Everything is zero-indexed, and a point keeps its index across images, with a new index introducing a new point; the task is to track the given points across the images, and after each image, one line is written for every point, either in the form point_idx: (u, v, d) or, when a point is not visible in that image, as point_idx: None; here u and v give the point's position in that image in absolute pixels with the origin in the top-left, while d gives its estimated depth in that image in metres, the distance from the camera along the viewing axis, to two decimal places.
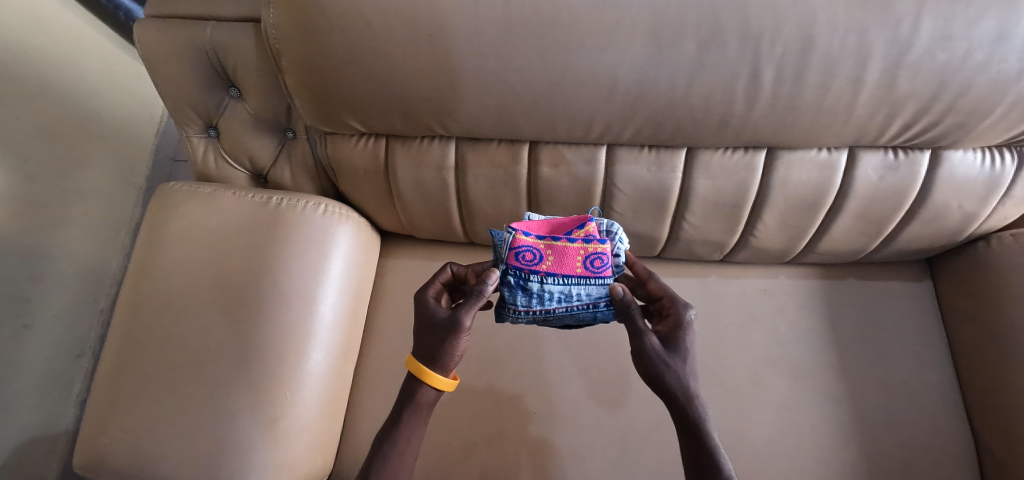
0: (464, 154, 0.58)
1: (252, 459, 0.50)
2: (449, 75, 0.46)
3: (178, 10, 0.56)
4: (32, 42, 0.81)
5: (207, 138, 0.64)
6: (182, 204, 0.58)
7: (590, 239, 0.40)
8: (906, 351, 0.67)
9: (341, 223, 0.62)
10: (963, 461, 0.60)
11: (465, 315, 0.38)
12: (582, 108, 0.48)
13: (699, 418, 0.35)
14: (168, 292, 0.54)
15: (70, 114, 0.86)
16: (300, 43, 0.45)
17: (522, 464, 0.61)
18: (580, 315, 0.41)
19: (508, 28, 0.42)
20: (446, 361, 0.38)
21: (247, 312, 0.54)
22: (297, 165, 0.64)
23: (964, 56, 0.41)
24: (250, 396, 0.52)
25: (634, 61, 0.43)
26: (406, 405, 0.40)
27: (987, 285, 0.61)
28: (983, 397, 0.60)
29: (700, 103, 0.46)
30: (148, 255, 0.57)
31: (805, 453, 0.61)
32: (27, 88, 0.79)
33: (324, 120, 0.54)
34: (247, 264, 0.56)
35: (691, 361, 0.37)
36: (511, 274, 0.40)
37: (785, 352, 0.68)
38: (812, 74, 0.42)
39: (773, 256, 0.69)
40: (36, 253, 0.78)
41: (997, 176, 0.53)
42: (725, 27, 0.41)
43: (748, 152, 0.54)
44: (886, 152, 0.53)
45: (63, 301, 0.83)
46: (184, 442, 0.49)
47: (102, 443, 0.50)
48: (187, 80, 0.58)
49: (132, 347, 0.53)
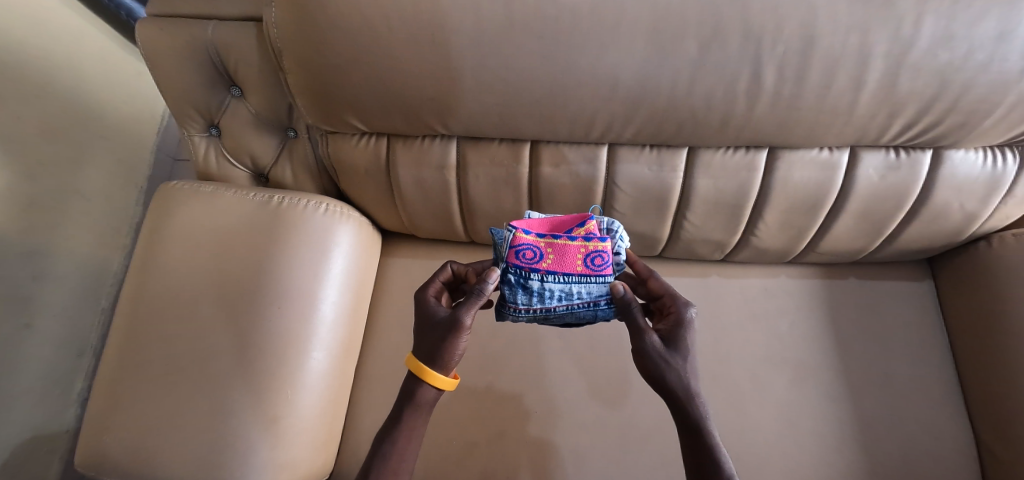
0: (465, 152, 0.58)
1: (252, 458, 0.50)
2: (451, 74, 0.46)
3: (180, 9, 0.56)
4: (32, 41, 0.80)
5: (208, 137, 0.64)
6: (184, 203, 0.58)
7: (591, 238, 0.40)
8: (906, 350, 0.67)
9: (342, 222, 0.62)
10: (964, 461, 0.60)
11: (465, 314, 0.38)
12: (583, 108, 0.48)
13: (699, 417, 0.35)
14: (169, 291, 0.54)
15: (70, 113, 0.85)
16: (302, 42, 0.45)
17: (522, 463, 0.61)
18: (581, 313, 0.41)
19: (509, 28, 0.42)
20: (446, 360, 0.38)
21: (248, 311, 0.54)
22: (298, 164, 0.64)
23: (965, 56, 0.41)
24: (251, 395, 0.52)
25: (636, 60, 0.43)
26: (407, 404, 0.40)
27: (988, 285, 0.61)
28: (984, 397, 0.60)
29: (701, 102, 0.46)
30: (149, 254, 0.57)
31: (806, 453, 0.61)
32: (27, 88, 0.78)
33: (325, 118, 0.54)
34: (248, 263, 0.56)
35: (692, 360, 0.37)
36: (511, 272, 0.40)
37: (786, 352, 0.68)
38: (813, 73, 0.42)
39: (774, 256, 0.69)
40: (38, 252, 0.78)
41: (998, 175, 0.53)
42: (727, 27, 0.41)
43: (749, 151, 0.54)
44: (887, 152, 0.53)
45: (65, 300, 0.84)
46: (185, 441, 0.49)
47: (103, 441, 0.50)
48: (188, 79, 0.58)
49: (133, 346, 0.53)
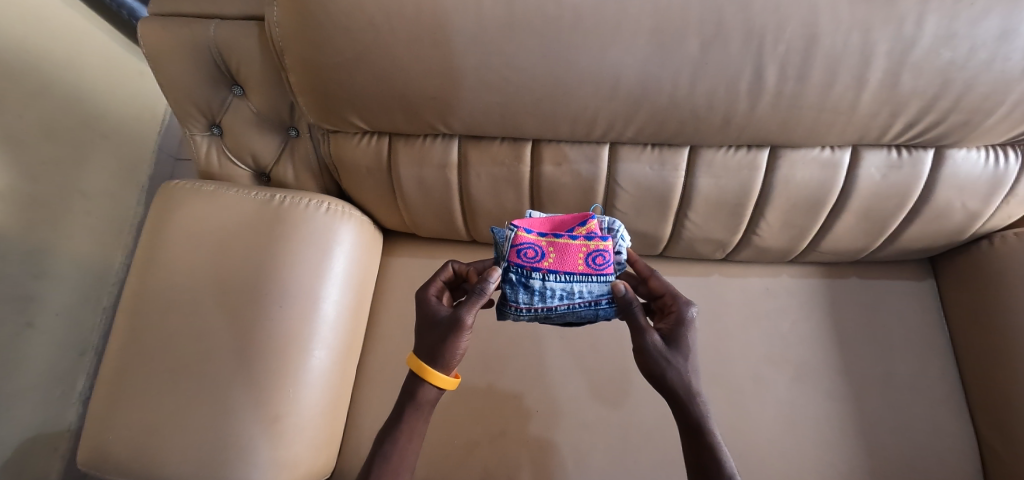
0: (466, 152, 0.58)
1: (254, 456, 0.50)
2: (453, 73, 0.46)
3: (182, 8, 0.56)
4: (36, 41, 0.80)
5: (210, 136, 0.64)
6: (186, 202, 0.58)
7: (592, 237, 0.40)
8: (908, 350, 0.67)
9: (344, 221, 0.62)
10: (965, 460, 0.60)
11: (467, 313, 0.38)
12: (584, 107, 0.48)
13: (701, 417, 0.35)
14: (171, 290, 0.54)
15: (73, 113, 0.85)
16: (304, 41, 0.45)
17: (523, 462, 0.62)
18: (582, 313, 0.41)
19: (511, 27, 0.42)
20: (447, 359, 0.38)
21: (249, 310, 0.54)
22: (299, 163, 0.64)
23: (968, 55, 0.40)
24: (252, 393, 0.52)
25: (638, 59, 0.43)
26: (408, 404, 0.40)
27: (990, 285, 0.61)
28: (986, 396, 0.60)
29: (703, 101, 0.46)
30: (151, 252, 0.57)
31: (807, 452, 0.61)
32: (31, 88, 0.78)
33: (327, 118, 0.54)
34: (250, 262, 0.56)
35: (693, 359, 0.37)
36: (513, 271, 0.40)
37: (787, 351, 0.68)
38: (816, 72, 0.42)
39: (775, 255, 0.69)
40: (40, 251, 0.79)
41: (1001, 174, 0.53)
42: (728, 26, 0.41)
43: (751, 150, 0.54)
44: (890, 151, 0.53)
45: (68, 298, 0.84)
46: (187, 440, 0.49)
47: (105, 439, 0.50)
48: (190, 78, 0.58)
49: (135, 344, 0.53)
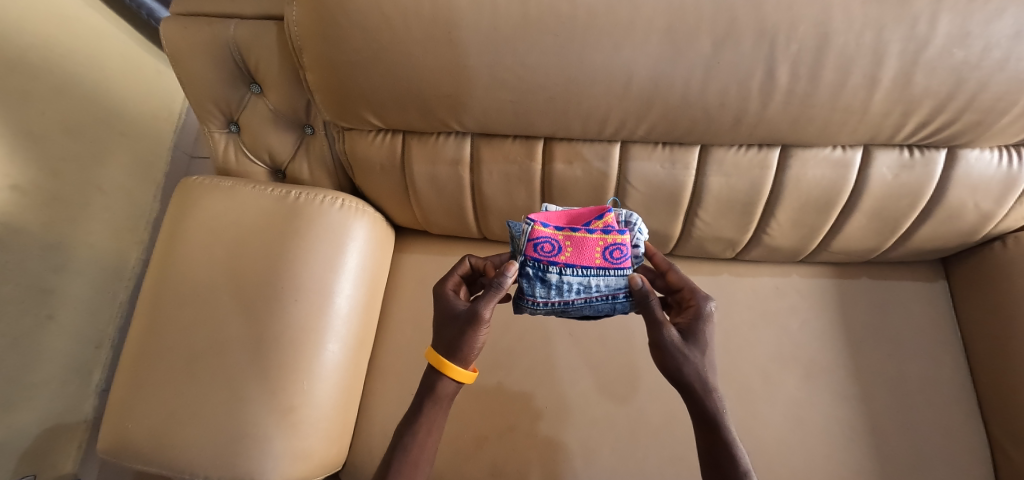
0: (478, 149, 0.59)
1: (269, 447, 0.51)
2: (466, 72, 0.47)
3: (203, 10, 0.58)
4: (57, 40, 0.81)
5: (228, 133, 0.66)
6: (204, 197, 0.59)
7: (609, 230, 0.39)
8: (920, 351, 0.66)
9: (357, 217, 0.63)
10: (977, 462, 0.59)
11: (484, 307, 0.38)
12: (597, 105, 0.48)
13: (716, 411, 0.36)
14: (189, 284, 0.56)
15: (91, 109, 0.87)
16: (323, 41, 0.47)
17: (531, 457, 0.62)
18: (599, 306, 0.41)
19: (523, 26, 0.43)
20: (465, 353, 0.39)
21: (263, 303, 0.55)
22: (314, 160, 0.65)
23: (982, 54, 0.40)
24: (266, 386, 0.53)
25: (649, 59, 0.43)
26: (427, 397, 0.40)
27: (1001, 285, 0.61)
28: (999, 399, 0.59)
29: (714, 101, 0.46)
30: (170, 246, 0.58)
31: (815, 450, 0.61)
32: (53, 86, 0.80)
33: (344, 116, 0.56)
34: (265, 257, 0.57)
35: (710, 354, 0.38)
36: (530, 265, 0.40)
37: (797, 349, 0.68)
38: (828, 72, 0.43)
39: (785, 255, 0.69)
40: (59, 246, 0.80)
41: (1014, 174, 0.52)
42: (740, 25, 0.41)
43: (762, 149, 0.54)
44: (901, 151, 0.53)
45: (84, 292, 0.85)
46: (205, 428, 0.51)
47: (126, 427, 0.51)
48: (209, 77, 0.59)
49: (153, 336, 0.54)
